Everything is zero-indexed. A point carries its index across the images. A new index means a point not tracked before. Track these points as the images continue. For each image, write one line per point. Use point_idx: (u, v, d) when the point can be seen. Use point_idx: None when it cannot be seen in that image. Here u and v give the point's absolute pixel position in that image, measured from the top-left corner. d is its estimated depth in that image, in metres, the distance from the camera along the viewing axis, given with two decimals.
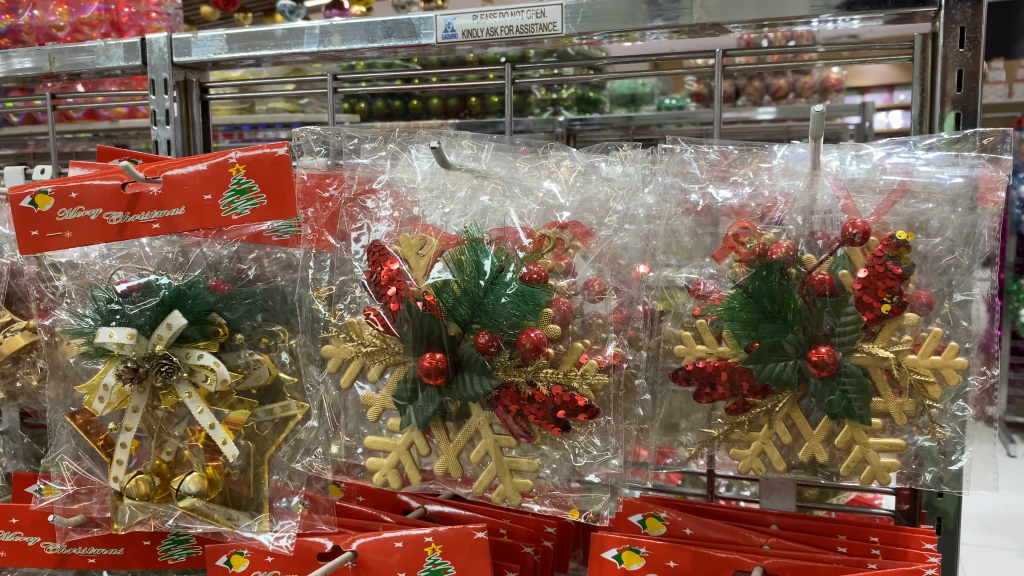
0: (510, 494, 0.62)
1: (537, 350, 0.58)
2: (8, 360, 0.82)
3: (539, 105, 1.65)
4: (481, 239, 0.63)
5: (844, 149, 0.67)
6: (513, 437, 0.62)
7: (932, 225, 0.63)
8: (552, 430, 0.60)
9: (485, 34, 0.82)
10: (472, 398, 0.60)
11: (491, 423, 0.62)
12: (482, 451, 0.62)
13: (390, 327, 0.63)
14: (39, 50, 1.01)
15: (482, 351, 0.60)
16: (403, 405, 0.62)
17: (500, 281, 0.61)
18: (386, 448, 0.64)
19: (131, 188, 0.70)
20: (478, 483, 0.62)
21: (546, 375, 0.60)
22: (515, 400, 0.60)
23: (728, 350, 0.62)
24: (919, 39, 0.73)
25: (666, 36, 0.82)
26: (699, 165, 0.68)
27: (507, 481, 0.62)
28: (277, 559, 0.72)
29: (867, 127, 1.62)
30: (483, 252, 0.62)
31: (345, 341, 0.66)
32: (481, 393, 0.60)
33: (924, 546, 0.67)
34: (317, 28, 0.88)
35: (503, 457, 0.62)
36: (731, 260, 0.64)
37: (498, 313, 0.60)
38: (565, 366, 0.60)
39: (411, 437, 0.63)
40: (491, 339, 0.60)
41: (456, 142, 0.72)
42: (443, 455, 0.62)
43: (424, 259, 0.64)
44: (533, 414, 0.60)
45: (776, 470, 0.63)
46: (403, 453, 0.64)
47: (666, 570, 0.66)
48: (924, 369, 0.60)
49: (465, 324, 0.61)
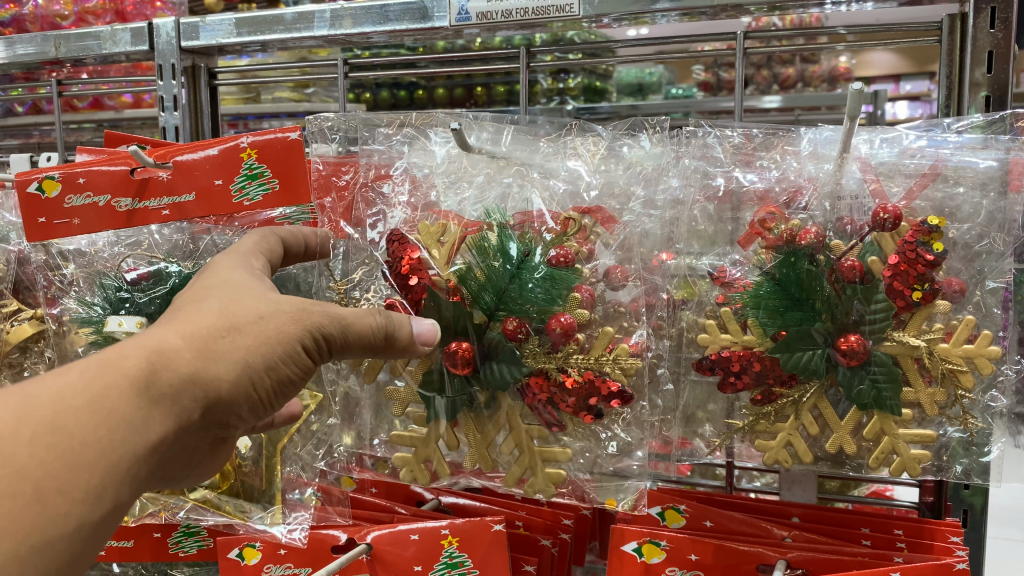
0: (542, 486, 0.61)
1: (568, 333, 0.58)
2: (15, 350, 0.78)
3: (544, 95, 1.47)
4: (504, 225, 0.62)
5: (873, 132, 0.64)
6: (545, 426, 0.61)
7: (963, 211, 0.61)
8: (585, 418, 0.59)
9: (500, 17, 0.80)
10: (502, 386, 0.59)
11: (519, 416, 0.61)
12: (513, 444, 0.61)
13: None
14: (43, 36, 0.98)
15: (512, 338, 0.58)
16: (428, 398, 0.61)
17: (527, 265, 0.60)
18: (411, 443, 0.64)
19: (139, 173, 0.69)
20: (513, 473, 0.62)
21: (575, 361, 0.59)
22: (545, 387, 0.59)
23: (753, 340, 0.61)
24: (945, 20, 0.70)
25: (680, 18, 0.80)
26: (724, 148, 0.67)
27: (538, 474, 0.61)
28: (290, 552, 0.69)
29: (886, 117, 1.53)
30: (507, 236, 0.61)
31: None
32: (512, 381, 0.59)
33: (949, 539, 0.66)
34: (327, 11, 0.87)
35: (534, 448, 0.61)
36: (757, 246, 0.63)
37: (526, 298, 0.59)
38: (596, 352, 0.59)
39: (438, 431, 0.62)
40: (518, 325, 0.58)
41: (476, 124, 0.70)
42: (473, 447, 0.61)
43: (441, 249, 0.62)
44: (565, 402, 0.58)
45: (803, 462, 0.61)
46: (429, 447, 0.63)
47: (687, 564, 0.65)
48: (956, 359, 0.58)
49: (490, 312, 0.60)
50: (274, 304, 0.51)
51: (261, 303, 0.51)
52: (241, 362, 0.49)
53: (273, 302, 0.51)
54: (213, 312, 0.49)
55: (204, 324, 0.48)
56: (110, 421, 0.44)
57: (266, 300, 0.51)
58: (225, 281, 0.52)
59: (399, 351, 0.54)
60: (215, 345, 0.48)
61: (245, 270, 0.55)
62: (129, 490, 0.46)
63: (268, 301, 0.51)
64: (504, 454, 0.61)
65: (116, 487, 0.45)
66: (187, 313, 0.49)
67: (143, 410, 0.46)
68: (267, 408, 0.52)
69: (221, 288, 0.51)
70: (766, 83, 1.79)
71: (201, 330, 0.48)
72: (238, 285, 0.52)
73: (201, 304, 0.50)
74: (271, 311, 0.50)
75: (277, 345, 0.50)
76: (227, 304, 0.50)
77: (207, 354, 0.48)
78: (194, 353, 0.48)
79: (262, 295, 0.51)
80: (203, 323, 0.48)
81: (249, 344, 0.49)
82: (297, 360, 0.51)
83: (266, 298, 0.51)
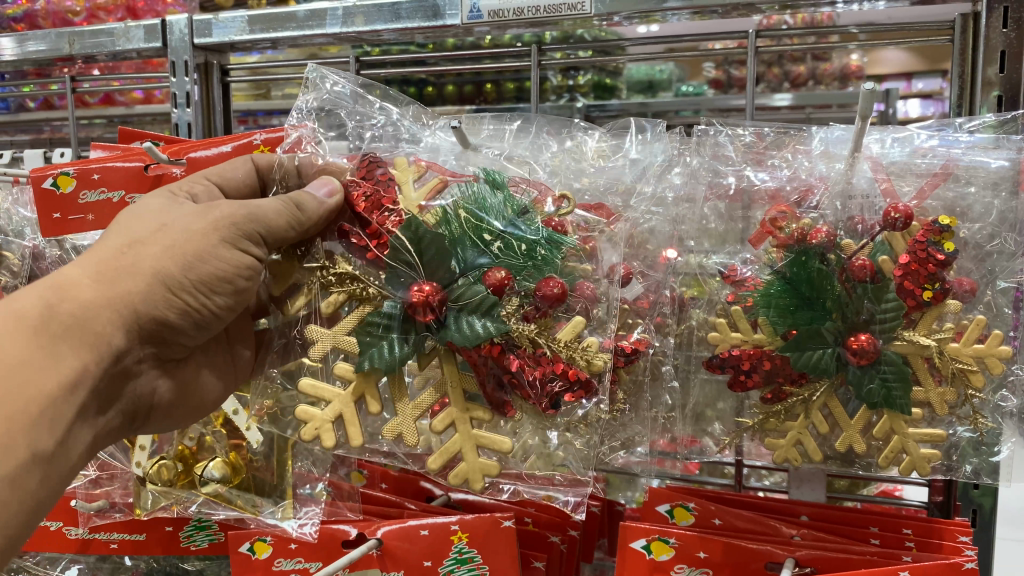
0: (474, 476, 0.57)
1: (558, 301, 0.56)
2: None
3: (554, 91, 1.42)
4: (503, 185, 0.61)
5: (885, 131, 0.64)
6: (488, 409, 0.57)
7: (974, 211, 0.61)
8: (540, 404, 0.56)
9: (511, 15, 0.80)
10: (473, 339, 0.55)
11: (464, 388, 0.58)
12: (448, 420, 0.57)
13: (377, 257, 0.59)
14: (57, 33, 0.99)
15: (495, 291, 0.56)
16: (374, 341, 0.57)
17: (518, 228, 0.59)
18: (325, 399, 0.59)
19: (153, 170, 0.72)
20: (442, 453, 0.57)
21: (549, 340, 0.57)
22: (508, 355, 0.56)
23: (764, 338, 0.61)
24: (959, 20, 0.70)
25: (691, 16, 0.81)
26: (735, 148, 0.68)
27: (468, 460, 0.57)
28: (301, 546, 0.69)
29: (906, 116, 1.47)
30: (502, 195, 0.60)
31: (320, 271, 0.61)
32: (485, 335, 0.55)
33: (959, 538, 0.65)
34: (339, 9, 0.87)
35: (470, 429, 0.57)
36: (768, 245, 0.63)
37: (513, 256, 0.58)
38: (566, 337, 0.57)
39: (361, 390, 0.58)
40: (505, 279, 0.56)
41: (476, 124, 0.71)
42: (399, 417, 0.57)
43: (418, 194, 0.61)
44: (526, 375, 0.55)
45: (812, 460, 0.62)
46: (347, 405, 0.58)
47: (696, 561, 0.65)
48: (966, 358, 0.58)
49: (467, 265, 0.58)
50: (176, 220, 0.56)
51: (165, 221, 0.56)
52: (148, 272, 0.54)
53: (179, 217, 0.57)
54: (118, 241, 0.55)
55: (107, 254, 0.55)
56: (9, 362, 0.50)
57: (173, 215, 0.57)
58: (136, 210, 0.58)
59: (316, 218, 0.58)
60: (118, 270, 0.54)
61: (162, 196, 0.60)
62: (49, 431, 0.52)
63: (171, 218, 0.57)
64: (435, 430, 0.57)
65: (30, 429, 0.51)
66: (94, 249, 0.55)
67: (48, 345, 0.52)
68: (199, 316, 0.57)
69: (130, 217, 0.57)
70: (778, 80, 1.68)
71: (105, 261, 0.54)
72: (147, 210, 0.58)
73: (111, 237, 0.56)
74: (174, 223, 0.56)
75: (182, 249, 0.55)
76: (129, 231, 0.56)
77: (110, 280, 0.54)
78: (96, 282, 0.54)
79: (167, 211, 0.57)
80: (106, 253, 0.55)
81: (153, 253, 0.55)
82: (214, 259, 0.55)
83: (174, 215, 0.57)
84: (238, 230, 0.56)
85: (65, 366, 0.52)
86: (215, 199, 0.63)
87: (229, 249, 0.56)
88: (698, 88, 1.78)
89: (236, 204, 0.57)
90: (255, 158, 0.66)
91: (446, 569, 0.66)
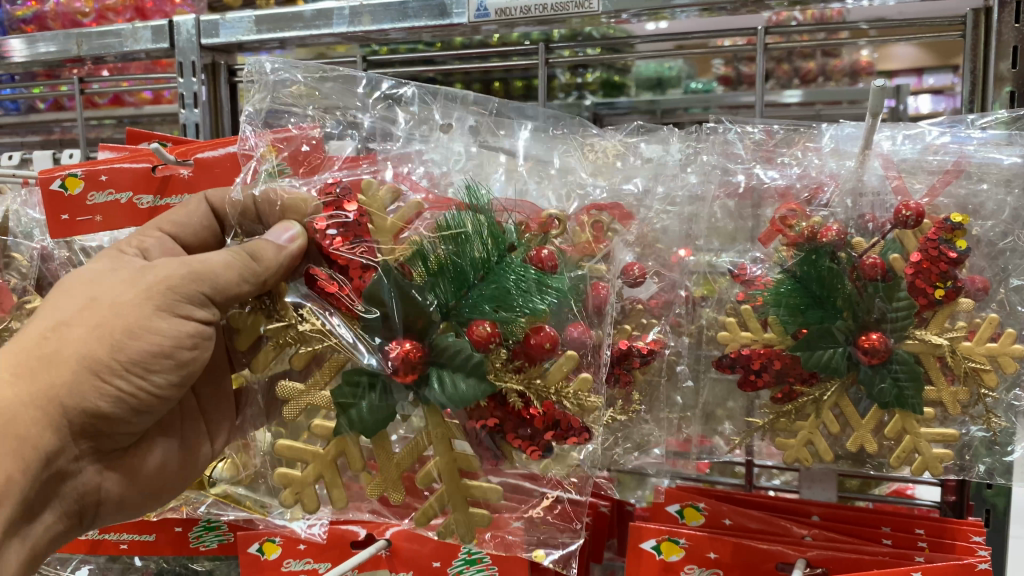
0: (463, 528, 0.56)
1: (550, 349, 0.52)
2: None
3: (562, 90, 1.39)
4: (485, 209, 0.57)
5: (895, 128, 0.64)
6: (475, 457, 0.56)
7: (986, 208, 0.61)
8: (531, 455, 0.53)
9: (519, 13, 0.80)
10: (459, 400, 0.51)
11: (450, 437, 0.55)
12: (433, 473, 0.56)
13: (351, 308, 0.55)
14: (66, 35, 0.99)
15: (478, 346, 0.52)
16: (352, 403, 0.54)
17: (502, 262, 0.54)
18: (303, 458, 0.57)
19: (161, 171, 0.72)
20: (423, 512, 0.56)
21: (538, 387, 0.53)
22: (494, 410, 0.53)
23: (775, 337, 0.60)
24: (970, 15, 0.70)
25: (698, 14, 0.80)
26: (745, 145, 0.67)
27: (458, 512, 0.56)
28: (310, 547, 0.69)
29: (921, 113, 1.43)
30: (479, 221, 0.55)
31: (284, 329, 0.57)
32: (472, 397, 0.51)
33: (972, 538, 0.65)
34: (346, 8, 0.87)
35: (458, 479, 0.56)
36: (778, 244, 0.62)
37: (497, 298, 0.53)
38: (555, 379, 0.53)
39: (343, 447, 0.56)
40: (490, 334, 0.52)
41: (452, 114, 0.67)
42: (383, 475, 0.55)
43: (394, 219, 0.56)
44: (516, 431, 0.53)
45: (824, 460, 0.61)
46: (325, 466, 0.57)
47: (707, 562, 0.65)
48: (979, 357, 0.58)
49: (446, 312, 0.54)
50: (105, 300, 0.54)
51: (97, 301, 0.54)
52: (73, 361, 0.53)
53: (109, 289, 0.55)
54: (46, 330, 0.54)
55: (32, 346, 0.53)
56: None
57: (105, 291, 0.55)
58: (71, 288, 0.56)
59: (273, 266, 0.54)
60: (43, 363, 0.53)
61: (104, 262, 0.58)
62: None
63: (102, 298, 0.55)
64: (420, 482, 0.56)
65: None
66: (21, 341, 0.54)
67: None
68: (135, 400, 0.56)
69: (61, 301, 0.55)
70: (788, 77, 1.57)
71: (30, 355, 0.53)
72: (78, 287, 0.56)
73: (38, 328, 0.54)
74: (104, 303, 0.54)
75: (109, 332, 0.53)
76: (56, 317, 0.54)
77: (36, 374, 0.53)
78: (20, 379, 0.52)
79: (98, 283, 0.56)
80: (31, 347, 0.53)
81: (77, 336, 0.53)
82: (145, 339, 0.53)
83: (106, 289, 0.55)
84: (174, 295, 0.54)
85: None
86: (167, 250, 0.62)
87: (165, 320, 0.54)
88: (707, 85, 1.77)
89: (175, 265, 0.55)
90: (208, 197, 0.65)
91: (455, 570, 0.66)
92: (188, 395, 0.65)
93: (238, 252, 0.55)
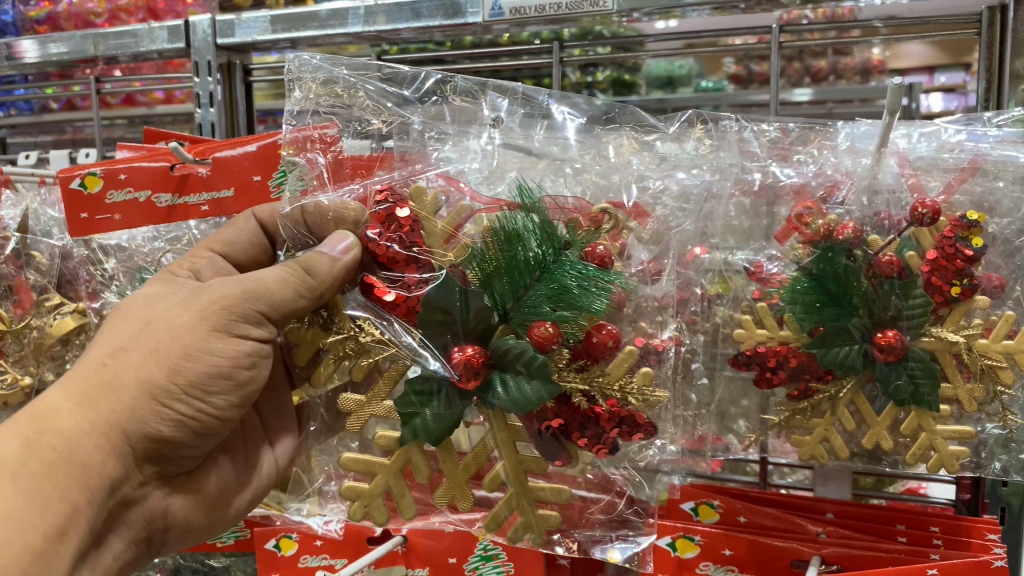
0: (535, 526, 0.58)
1: (612, 346, 0.53)
2: (57, 343, 0.78)
3: (572, 89, 1.39)
4: (539, 207, 0.57)
5: (911, 126, 0.64)
6: (541, 462, 0.56)
7: (1003, 205, 0.61)
8: (599, 453, 0.53)
9: (532, 12, 0.80)
10: (524, 403, 0.52)
11: (515, 441, 0.56)
12: (499, 477, 0.57)
13: (410, 317, 0.55)
14: (82, 35, 1.00)
15: (540, 347, 0.52)
16: (415, 412, 0.54)
17: (560, 261, 0.54)
18: (369, 470, 0.58)
19: (179, 169, 0.72)
20: (493, 516, 0.58)
21: (601, 384, 0.53)
22: (560, 410, 0.53)
23: (790, 335, 0.60)
24: (986, 13, 0.70)
25: (711, 13, 0.80)
26: (760, 143, 0.68)
27: (527, 514, 0.57)
28: (326, 543, 0.70)
29: (934, 113, 1.42)
30: (533, 221, 0.56)
31: (345, 341, 0.57)
32: (536, 399, 0.52)
33: (987, 536, 0.65)
34: (361, 8, 0.87)
35: (524, 482, 0.57)
36: (794, 241, 0.62)
37: (556, 298, 0.53)
38: (617, 375, 0.54)
39: (408, 456, 0.57)
40: (552, 334, 0.52)
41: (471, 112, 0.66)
42: (451, 480, 0.57)
43: (444, 223, 0.58)
44: (583, 430, 0.53)
45: (839, 457, 0.61)
46: (393, 476, 0.57)
47: (721, 559, 0.65)
48: (995, 355, 0.58)
49: (506, 314, 0.54)
50: (159, 326, 0.55)
51: (155, 327, 0.56)
52: (132, 383, 0.54)
53: (164, 313, 0.57)
54: (104, 360, 0.55)
55: (90, 378, 0.54)
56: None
57: (161, 318, 0.56)
58: (126, 319, 0.58)
59: (329, 278, 0.55)
60: (102, 394, 0.54)
61: (158, 293, 0.60)
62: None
63: (158, 325, 0.56)
64: (487, 488, 0.57)
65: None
66: (81, 374, 0.55)
67: (39, 482, 0.51)
68: (196, 421, 0.56)
69: (118, 332, 0.57)
70: (799, 75, 1.56)
71: (89, 386, 0.54)
72: (133, 316, 0.58)
73: (97, 360, 0.55)
74: (162, 328, 0.55)
75: (166, 354, 0.54)
76: (112, 348, 0.55)
77: (97, 402, 0.54)
78: (80, 408, 0.53)
79: (152, 309, 0.58)
80: (91, 378, 0.54)
81: (136, 362, 0.54)
82: (204, 360, 0.54)
83: (161, 315, 0.56)
84: (229, 314, 0.55)
85: (55, 506, 0.51)
86: (217, 270, 0.65)
87: (222, 340, 0.55)
88: (717, 85, 1.76)
89: (230, 285, 0.56)
90: (258, 213, 0.67)
91: (471, 566, 0.67)
92: (250, 414, 0.67)
93: (293, 268, 0.55)
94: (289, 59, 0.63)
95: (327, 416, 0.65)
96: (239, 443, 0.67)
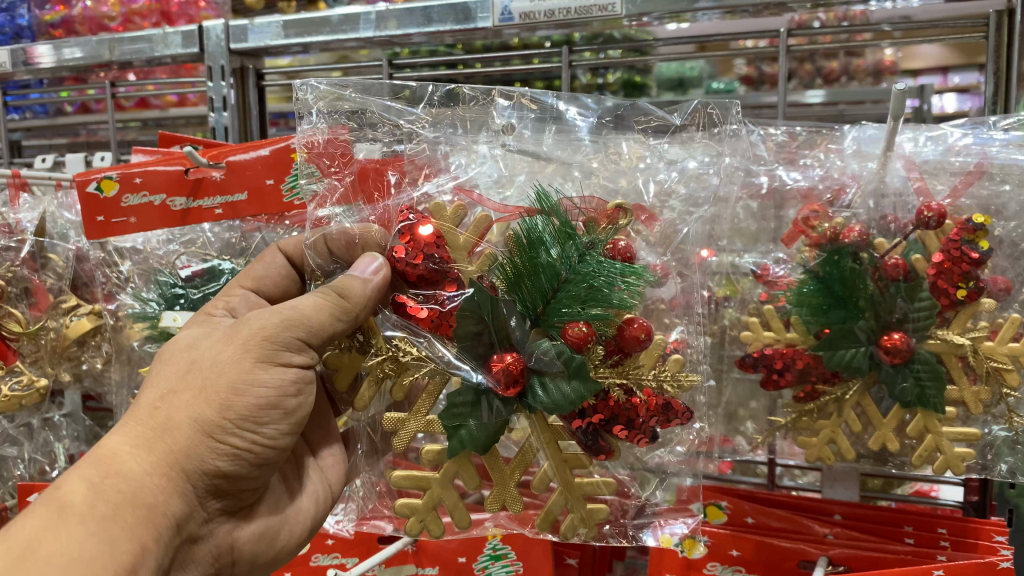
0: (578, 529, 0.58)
1: (643, 339, 0.53)
2: (74, 344, 0.82)
3: (583, 90, 1.39)
4: (558, 206, 0.56)
5: (918, 130, 0.65)
6: (584, 458, 0.57)
7: (1009, 209, 0.61)
8: (641, 443, 0.54)
9: (542, 17, 0.81)
10: (566, 404, 0.52)
11: (557, 439, 0.56)
12: (546, 479, 0.57)
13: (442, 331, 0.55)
14: (97, 40, 1.01)
15: (576, 347, 0.52)
16: (460, 423, 0.54)
17: (584, 257, 0.54)
18: (419, 484, 0.57)
19: (192, 174, 0.74)
20: (546, 516, 0.58)
21: (635, 375, 0.54)
22: (602, 407, 0.53)
23: (797, 337, 0.61)
24: (993, 16, 0.70)
25: (720, 17, 0.81)
26: (767, 147, 0.70)
27: (577, 512, 0.58)
28: (337, 542, 0.71)
29: (947, 115, 1.41)
30: (549, 220, 0.55)
31: (384, 361, 0.57)
32: (576, 399, 0.52)
33: (994, 538, 0.65)
34: (372, 13, 0.88)
35: (572, 483, 0.57)
36: (801, 244, 0.63)
37: (586, 296, 0.53)
38: (648, 363, 0.55)
39: (456, 467, 0.57)
40: (586, 334, 0.52)
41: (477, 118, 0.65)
42: (500, 486, 0.56)
43: (467, 235, 0.57)
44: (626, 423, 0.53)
45: (845, 458, 0.62)
46: (444, 486, 0.57)
47: (728, 560, 0.66)
48: (1001, 357, 0.58)
49: (536, 317, 0.54)
50: (208, 363, 0.53)
51: (203, 364, 0.53)
52: (186, 421, 0.50)
53: (208, 351, 0.54)
54: (153, 402, 0.52)
55: (142, 421, 0.51)
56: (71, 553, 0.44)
57: (208, 356, 0.53)
58: (170, 362, 0.55)
59: (362, 301, 0.55)
60: (160, 433, 0.50)
61: (196, 335, 0.57)
62: None
63: (206, 361, 0.53)
64: (534, 490, 0.57)
65: None
66: (131, 418, 0.51)
67: (110, 528, 0.46)
68: (254, 454, 0.53)
69: (164, 375, 0.53)
70: (811, 77, 1.55)
71: (144, 430, 0.50)
72: (177, 358, 0.55)
73: (145, 404, 0.52)
74: (211, 363, 0.52)
75: (218, 388, 0.51)
76: (161, 389, 0.52)
77: (156, 441, 0.50)
78: (139, 450, 0.49)
79: (194, 349, 0.55)
80: (143, 423, 0.50)
81: (187, 400, 0.51)
82: (257, 390, 0.52)
83: (208, 352, 0.54)
84: (272, 344, 0.53)
85: (124, 548, 0.46)
86: (250, 305, 0.64)
87: (269, 370, 0.53)
88: (729, 86, 1.76)
89: (267, 315, 0.54)
90: (282, 247, 0.69)
91: (481, 565, 0.68)
92: (297, 443, 0.65)
93: (326, 293, 0.54)
94: (291, 83, 0.62)
95: (374, 436, 0.64)
96: (291, 473, 0.63)
